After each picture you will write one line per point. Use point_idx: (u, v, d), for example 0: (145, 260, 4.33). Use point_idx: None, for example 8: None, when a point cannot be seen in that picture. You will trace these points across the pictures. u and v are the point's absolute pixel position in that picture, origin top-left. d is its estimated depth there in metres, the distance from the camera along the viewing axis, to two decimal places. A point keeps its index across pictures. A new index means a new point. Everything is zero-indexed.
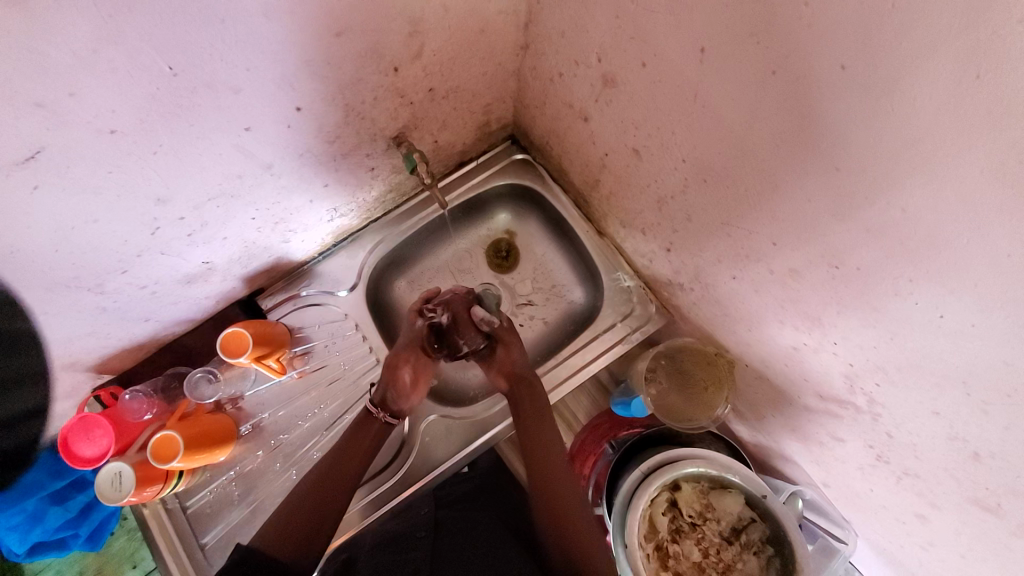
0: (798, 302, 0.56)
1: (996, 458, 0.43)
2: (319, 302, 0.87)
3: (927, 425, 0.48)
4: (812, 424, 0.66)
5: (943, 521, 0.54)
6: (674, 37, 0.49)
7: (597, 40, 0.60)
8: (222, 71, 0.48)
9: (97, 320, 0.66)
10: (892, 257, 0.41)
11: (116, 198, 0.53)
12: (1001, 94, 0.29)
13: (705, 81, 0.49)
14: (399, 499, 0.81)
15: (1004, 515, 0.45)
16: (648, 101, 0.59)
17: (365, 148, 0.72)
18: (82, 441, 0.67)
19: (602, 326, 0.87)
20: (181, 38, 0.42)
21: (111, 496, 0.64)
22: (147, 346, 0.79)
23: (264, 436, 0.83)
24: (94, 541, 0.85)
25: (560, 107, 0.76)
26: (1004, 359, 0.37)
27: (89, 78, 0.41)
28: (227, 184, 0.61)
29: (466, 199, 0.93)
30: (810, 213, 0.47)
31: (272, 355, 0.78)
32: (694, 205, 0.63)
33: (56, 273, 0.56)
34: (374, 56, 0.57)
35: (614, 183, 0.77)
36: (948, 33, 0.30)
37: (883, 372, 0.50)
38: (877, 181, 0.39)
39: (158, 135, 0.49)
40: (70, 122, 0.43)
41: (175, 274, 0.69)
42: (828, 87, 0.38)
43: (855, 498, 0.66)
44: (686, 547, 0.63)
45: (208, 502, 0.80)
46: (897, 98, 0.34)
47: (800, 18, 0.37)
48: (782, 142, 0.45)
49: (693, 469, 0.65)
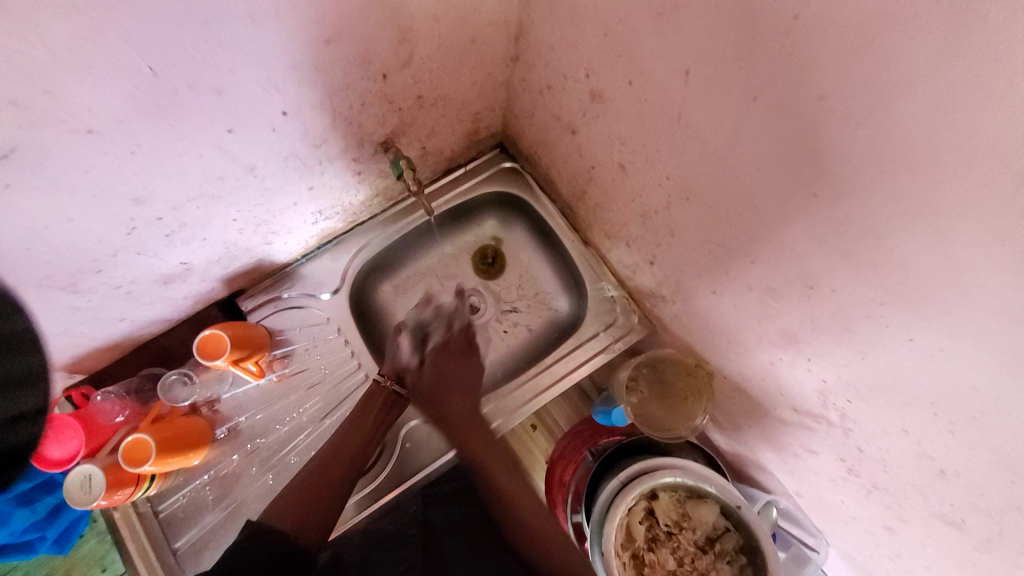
0: (776, 320, 0.57)
1: (962, 476, 0.44)
2: (300, 305, 0.86)
3: (896, 442, 0.50)
4: (787, 437, 0.67)
5: (910, 535, 0.55)
6: (660, 58, 0.50)
7: (586, 57, 0.60)
8: (205, 73, 0.47)
9: (71, 319, 0.65)
10: (865, 280, 0.43)
11: (93, 197, 0.52)
12: (970, 133, 0.30)
13: (688, 102, 0.50)
14: (382, 503, 0.80)
15: (967, 530, 0.46)
16: (633, 119, 0.60)
17: (352, 153, 0.72)
18: (50, 443, 0.65)
19: (586, 335, 0.88)
20: (162, 39, 0.42)
21: (81, 499, 0.63)
22: (120, 346, 0.77)
23: (241, 439, 0.82)
24: (61, 544, 0.82)
25: (548, 119, 0.77)
26: (970, 383, 0.39)
27: (65, 76, 0.40)
28: (208, 185, 0.60)
29: (453, 206, 0.93)
30: (789, 236, 0.48)
31: (250, 358, 0.77)
32: (677, 221, 0.64)
33: (28, 272, 0.54)
34: (363, 62, 0.57)
35: (600, 196, 0.78)
36: (921, 70, 0.31)
37: (855, 391, 0.51)
38: (849, 209, 0.40)
39: (136, 136, 0.48)
40: (46, 121, 0.42)
41: (152, 275, 0.68)
42: (812, 119, 0.39)
43: (828, 509, 0.67)
44: (662, 556, 0.63)
45: (181, 507, 0.79)
46: (872, 130, 0.35)
47: (783, 49, 0.38)
48: (763, 166, 0.46)
49: (671, 479, 0.65)
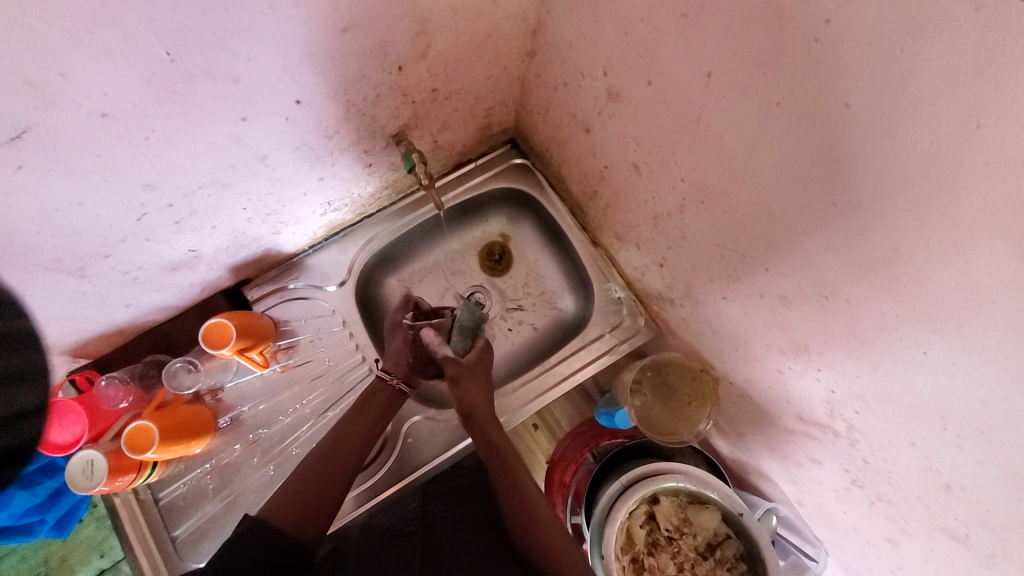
0: (786, 328, 0.57)
1: (969, 491, 0.44)
2: (306, 296, 0.86)
3: (903, 455, 0.49)
4: (791, 445, 0.67)
5: (912, 547, 0.55)
6: (681, 59, 0.50)
7: (605, 55, 0.60)
8: (221, 60, 0.47)
9: (77, 303, 0.65)
10: (880, 291, 0.42)
11: (104, 182, 0.51)
12: (998, 145, 0.30)
13: (708, 105, 0.50)
14: (382, 498, 0.80)
15: (972, 546, 0.46)
16: (650, 120, 0.60)
17: (363, 145, 0.71)
18: (53, 426, 0.65)
19: (591, 336, 0.87)
20: (180, 25, 0.41)
21: (83, 484, 0.63)
22: (125, 331, 0.77)
23: (243, 429, 0.82)
24: (60, 528, 0.82)
25: (562, 117, 0.76)
26: (981, 399, 0.38)
27: (81, 59, 0.39)
28: (219, 173, 0.60)
29: (462, 201, 0.92)
30: (805, 244, 0.48)
31: (255, 348, 0.77)
32: (690, 224, 0.64)
33: (37, 255, 0.54)
34: (379, 54, 0.57)
35: (611, 195, 0.77)
36: (953, 80, 0.30)
37: (864, 402, 0.51)
38: (867, 218, 0.40)
39: (150, 121, 0.48)
40: (60, 104, 0.41)
41: (160, 261, 0.67)
42: (837, 126, 0.39)
43: (828, 519, 0.67)
44: (662, 561, 0.63)
45: (181, 495, 0.79)
46: (897, 141, 0.35)
47: (811, 54, 0.38)
48: (783, 172, 0.46)
49: (673, 484, 0.66)
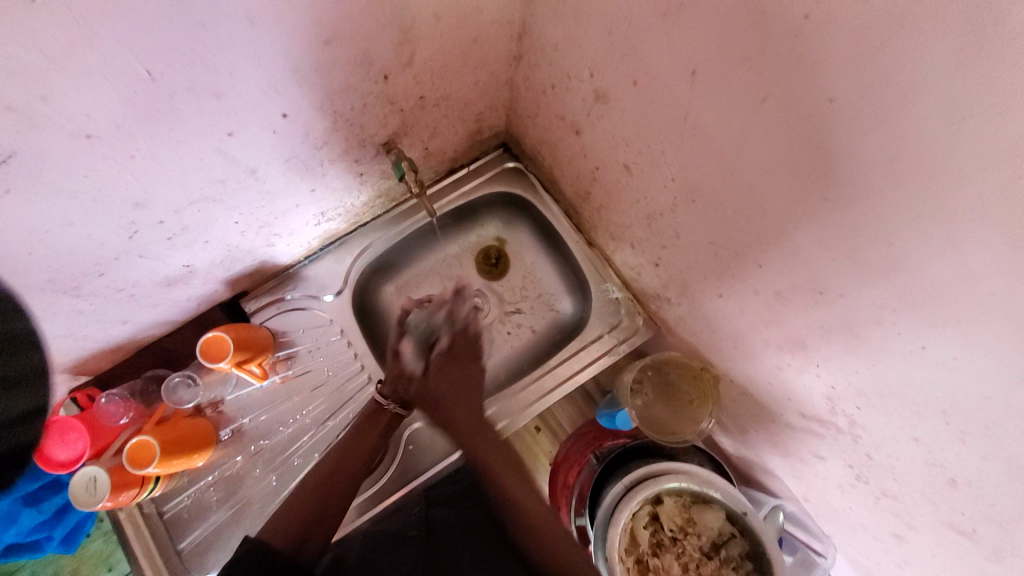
0: (784, 325, 0.56)
1: (974, 486, 0.43)
2: (302, 307, 0.86)
3: (907, 450, 0.49)
4: (794, 441, 0.66)
5: (918, 543, 0.54)
6: (665, 58, 0.49)
7: (590, 56, 0.59)
8: (204, 76, 0.47)
9: (75, 322, 0.65)
10: (874, 286, 0.42)
11: (94, 202, 0.52)
12: (988, 137, 0.29)
13: (695, 102, 0.49)
14: (385, 505, 0.80)
15: (979, 541, 0.45)
16: (638, 120, 0.59)
17: (353, 154, 0.71)
18: (56, 445, 0.67)
19: (590, 337, 0.87)
20: (163, 43, 0.41)
21: (86, 501, 0.64)
22: (124, 348, 0.78)
23: (244, 441, 0.82)
24: (67, 544, 0.83)
25: (552, 119, 0.76)
26: (983, 393, 0.37)
27: (62, 80, 0.39)
28: (209, 188, 0.60)
29: (455, 207, 0.92)
30: (797, 240, 0.47)
31: (254, 360, 0.77)
32: (682, 223, 0.63)
33: (31, 276, 0.55)
34: (363, 64, 0.57)
35: (605, 196, 0.77)
36: (937, 73, 0.30)
37: (864, 398, 0.50)
38: (858, 214, 0.39)
39: (136, 140, 0.48)
40: (43, 126, 0.41)
41: (155, 277, 0.68)
42: (823, 120, 0.38)
43: (835, 515, 0.66)
44: (666, 561, 0.62)
45: (184, 508, 0.79)
46: (885, 134, 0.34)
47: (793, 49, 0.37)
48: (772, 170, 0.45)
49: (675, 484, 0.65)
